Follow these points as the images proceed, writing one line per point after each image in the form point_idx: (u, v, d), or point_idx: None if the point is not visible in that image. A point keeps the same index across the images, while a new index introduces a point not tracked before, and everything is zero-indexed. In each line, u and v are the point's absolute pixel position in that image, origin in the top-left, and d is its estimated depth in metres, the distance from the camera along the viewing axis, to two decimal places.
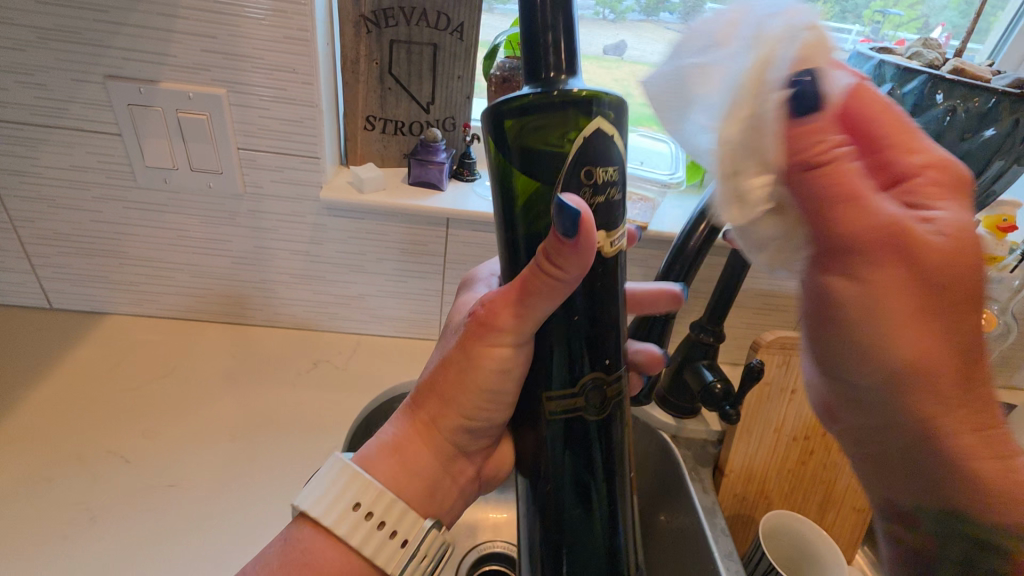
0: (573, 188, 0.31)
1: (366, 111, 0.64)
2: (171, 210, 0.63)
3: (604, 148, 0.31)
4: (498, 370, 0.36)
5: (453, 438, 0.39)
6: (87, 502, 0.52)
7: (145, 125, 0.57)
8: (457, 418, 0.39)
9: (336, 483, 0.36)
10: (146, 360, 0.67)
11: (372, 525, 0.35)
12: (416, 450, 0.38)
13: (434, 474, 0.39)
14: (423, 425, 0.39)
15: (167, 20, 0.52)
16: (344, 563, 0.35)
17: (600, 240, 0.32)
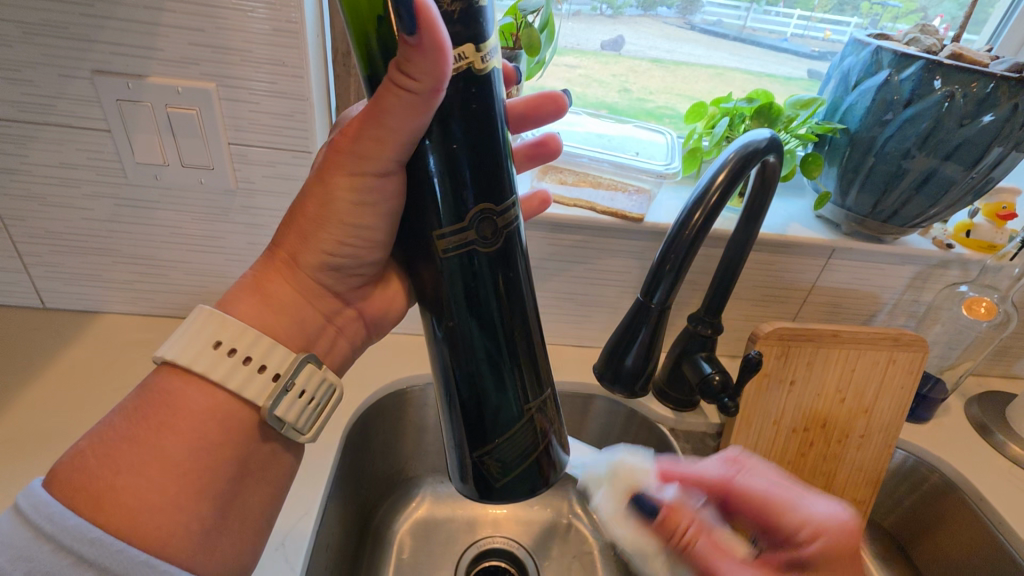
0: None
1: (358, 105, 0.63)
2: (162, 207, 0.62)
3: None
4: (359, 201, 0.38)
5: (318, 275, 0.42)
6: None
7: (134, 120, 0.56)
8: (313, 252, 0.41)
9: (193, 328, 0.36)
10: (140, 359, 0.67)
11: (240, 363, 0.37)
12: (281, 285, 0.41)
13: (305, 311, 0.42)
14: (291, 261, 0.41)
15: (153, 13, 0.51)
16: (215, 398, 0.36)
17: (466, 54, 0.30)
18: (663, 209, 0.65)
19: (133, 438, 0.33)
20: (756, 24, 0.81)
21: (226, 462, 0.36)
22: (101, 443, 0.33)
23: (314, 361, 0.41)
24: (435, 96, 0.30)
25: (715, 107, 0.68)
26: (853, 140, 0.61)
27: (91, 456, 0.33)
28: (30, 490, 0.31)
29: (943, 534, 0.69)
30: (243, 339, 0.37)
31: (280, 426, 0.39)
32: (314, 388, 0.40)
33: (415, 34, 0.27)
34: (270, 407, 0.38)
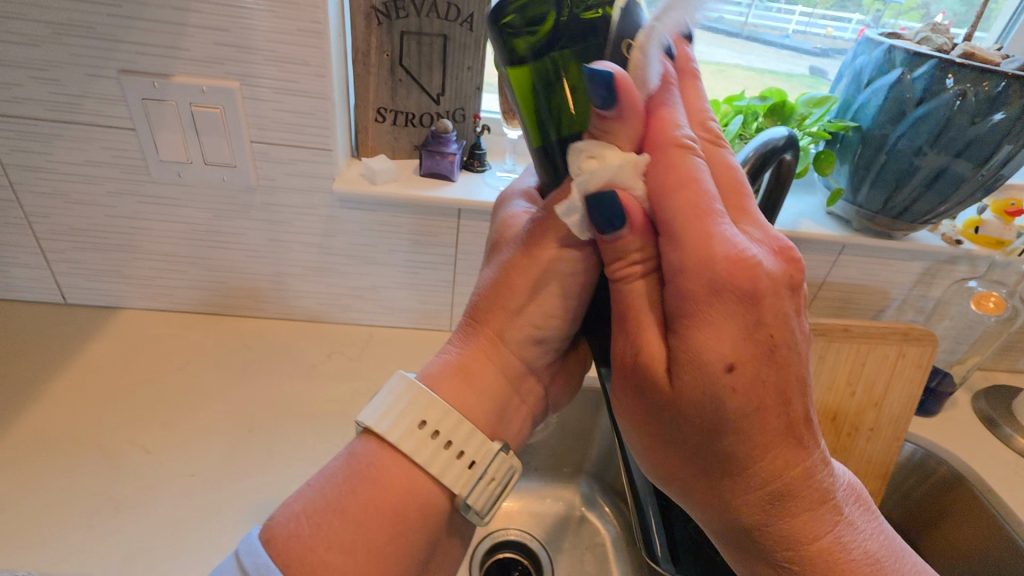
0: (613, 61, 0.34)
1: (376, 103, 0.64)
2: (184, 204, 0.63)
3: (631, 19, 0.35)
4: (570, 265, 0.40)
5: (520, 351, 0.42)
6: (111, 493, 0.53)
7: (158, 119, 0.57)
8: (519, 325, 0.42)
9: (397, 400, 0.37)
10: (162, 353, 0.68)
11: (439, 445, 0.37)
12: (490, 363, 0.41)
13: (509, 394, 0.42)
14: (493, 337, 0.42)
15: (179, 14, 0.52)
16: (413, 477, 0.36)
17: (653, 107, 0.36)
18: None
19: (343, 513, 0.35)
20: (758, 20, 0.79)
21: (419, 541, 0.36)
22: (313, 512, 0.35)
23: (507, 446, 0.40)
24: (633, 157, 0.35)
25: (728, 105, 0.69)
26: (865, 137, 0.61)
27: (302, 522, 0.34)
28: (250, 548, 0.33)
29: (951, 526, 0.71)
30: (446, 420, 0.37)
31: (468, 512, 0.38)
32: (501, 475, 0.39)
33: (613, 108, 0.33)
34: (464, 495, 0.37)
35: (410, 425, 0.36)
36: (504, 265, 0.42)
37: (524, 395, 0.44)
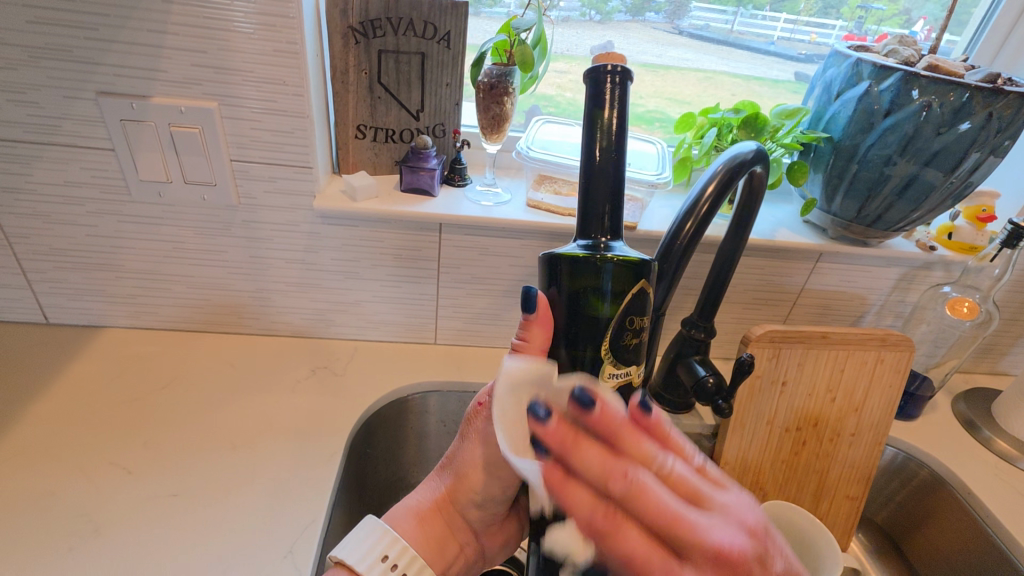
0: (618, 333, 0.39)
1: (356, 120, 0.65)
2: (165, 222, 0.64)
3: (641, 306, 0.40)
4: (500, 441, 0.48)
5: (466, 511, 0.51)
6: (91, 514, 0.53)
7: (138, 139, 0.57)
8: (464, 493, 0.50)
9: (368, 536, 0.45)
10: (144, 372, 0.68)
11: None
12: (436, 522, 0.50)
13: (448, 538, 0.50)
14: (444, 499, 0.50)
15: (156, 36, 0.52)
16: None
17: (630, 374, 0.42)
18: (655, 218, 0.68)
19: None
20: (743, 28, 0.84)
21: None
22: None
23: None
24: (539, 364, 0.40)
25: (703, 117, 0.70)
26: (837, 148, 0.63)
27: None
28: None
29: (932, 529, 0.71)
30: (404, 556, 0.45)
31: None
32: None
33: (533, 312, 0.39)
34: None
35: (375, 560, 0.44)
36: (462, 455, 0.50)
37: (463, 545, 0.51)
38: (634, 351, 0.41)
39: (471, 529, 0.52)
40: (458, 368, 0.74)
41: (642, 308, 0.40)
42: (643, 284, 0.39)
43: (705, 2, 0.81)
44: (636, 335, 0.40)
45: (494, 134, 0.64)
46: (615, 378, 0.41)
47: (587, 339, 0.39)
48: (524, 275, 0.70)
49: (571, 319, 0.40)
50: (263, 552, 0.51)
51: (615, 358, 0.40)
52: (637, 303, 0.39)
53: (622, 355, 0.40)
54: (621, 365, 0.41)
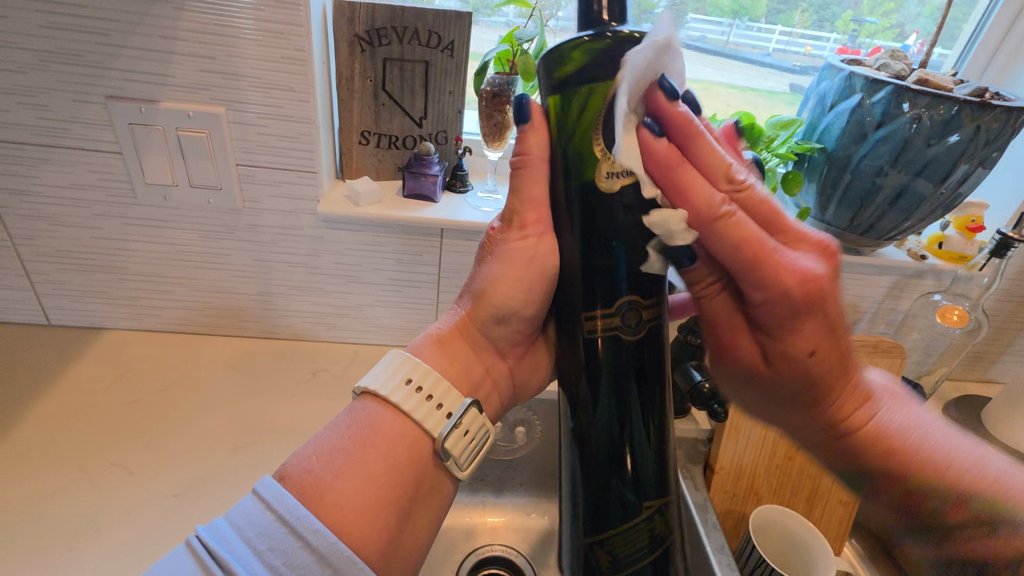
0: (619, 122, 0.36)
1: (360, 126, 0.66)
2: (170, 225, 0.64)
3: (652, 91, 0.36)
4: (529, 250, 0.43)
5: (489, 332, 0.46)
6: (93, 514, 0.53)
7: (146, 143, 0.58)
8: (487, 309, 0.45)
9: (390, 365, 0.41)
10: (146, 372, 0.68)
11: (424, 399, 0.40)
12: (459, 342, 0.46)
13: (472, 359, 0.46)
14: (466, 319, 0.46)
15: (167, 42, 0.53)
16: (405, 431, 0.39)
17: (640, 175, 0.37)
18: None
19: (344, 451, 0.37)
20: (739, 40, 0.85)
21: (410, 486, 0.39)
22: (322, 454, 0.37)
23: (479, 405, 0.43)
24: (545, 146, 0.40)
25: None
26: (830, 158, 0.64)
27: (313, 462, 0.37)
28: (265, 482, 0.36)
29: None
30: (429, 378, 0.41)
31: (447, 459, 0.40)
32: (476, 429, 0.42)
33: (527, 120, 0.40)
34: (442, 441, 0.40)
35: (399, 383, 0.40)
36: (482, 272, 0.46)
37: (489, 370, 0.48)
38: (653, 140, 0.36)
39: (495, 351, 0.48)
40: None
41: (652, 91, 0.36)
42: (641, 59, 0.35)
43: (702, 14, 0.82)
44: (645, 125, 0.36)
45: (496, 140, 0.65)
46: (619, 179, 0.37)
47: (579, 136, 0.37)
48: None
49: (568, 124, 0.38)
50: None
51: (618, 151, 0.36)
52: (639, 79, 0.35)
53: (624, 155, 0.36)
54: (622, 165, 0.36)
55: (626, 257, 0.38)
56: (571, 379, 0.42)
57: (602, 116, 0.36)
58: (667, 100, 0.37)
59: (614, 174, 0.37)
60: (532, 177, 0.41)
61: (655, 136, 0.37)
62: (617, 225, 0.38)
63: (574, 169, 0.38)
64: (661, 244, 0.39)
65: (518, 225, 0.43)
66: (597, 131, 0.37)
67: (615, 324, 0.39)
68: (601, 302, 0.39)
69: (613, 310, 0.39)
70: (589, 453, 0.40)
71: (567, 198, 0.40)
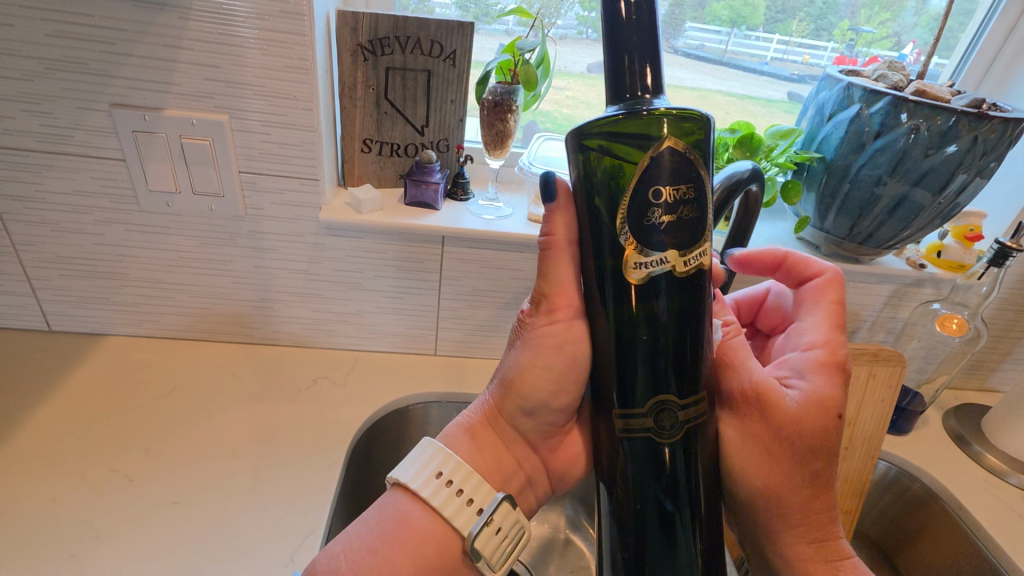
0: (642, 206, 0.34)
1: (362, 134, 0.66)
2: (172, 232, 0.65)
3: (681, 172, 0.34)
4: (558, 339, 0.43)
5: (517, 422, 0.46)
6: (93, 521, 0.53)
7: (149, 151, 0.59)
8: (514, 400, 0.45)
9: (421, 459, 0.43)
10: (146, 379, 0.68)
11: (454, 493, 0.42)
12: (487, 434, 0.46)
13: (499, 450, 0.46)
14: (494, 410, 0.47)
15: (171, 51, 0.54)
16: (434, 528, 0.41)
17: (669, 263, 0.35)
18: None
19: (373, 549, 0.39)
20: (737, 48, 0.86)
21: None
22: (351, 551, 0.39)
23: (510, 499, 0.43)
24: (563, 240, 0.40)
25: None
26: (829, 167, 0.65)
27: (344, 561, 0.39)
28: None
29: (922, 543, 0.73)
30: (458, 472, 0.42)
31: (477, 558, 0.40)
32: (507, 526, 0.42)
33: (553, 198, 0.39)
34: (472, 540, 0.40)
35: (430, 478, 0.41)
36: (510, 361, 0.46)
37: (520, 460, 0.48)
38: (687, 227, 0.34)
39: (527, 443, 0.48)
40: (458, 378, 0.75)
41: (677, 171, 0.34)
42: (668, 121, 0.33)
43: (699, 23, 0.83)
44: (676, 214, 0.34)
45: (498, 149, 0.65)
46: (647, 269, 0.35)
47: (601, 218, 0.36)
48: (525, 288, 0.72)
49: (589, 204, 0.36)
50: (266, 558, 0.52)
51: (644, 243, 0.34)
52: (669, 161, 0.34)
53: (649, 241, 0.34)
54: (652, 254, 0.35)
55: (665, 349, 0.36)
56: (609, 471, 0.40)
57: (630, 197, 0.34)
58: (700, 181, 0.35)
59: (645, 268, 0.35)
60: (558, 267, 0.42)
61: (688, 220, 0.34)
62: (651, 315, 0.36)
63: (602, 263, 0.37)
64: (698, 334, 0.37)
65: (543, 317, 0.43)
66: (625, 213, 0.35)
67: (648, 426, 0.37)
68: (632, 403, 0.37)
69: (647, 410, 0.37)
70: (624, 539, 0.39)
71: (597, 278, 0.38)
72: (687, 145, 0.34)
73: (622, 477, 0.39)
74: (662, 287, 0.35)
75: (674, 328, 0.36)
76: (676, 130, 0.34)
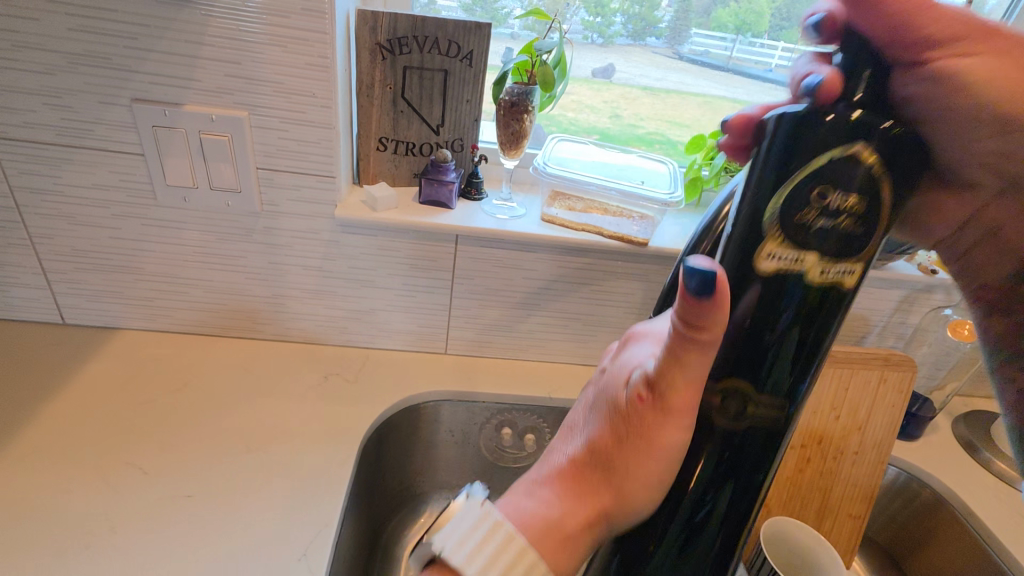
0: (799, 198, 0.30)
1: (379, 133, 0.67)
2: (187, 227, 0.65)
3: (864, 187, 0.29)
4: (670, 449, 0.34)
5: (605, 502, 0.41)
6: (108, 512, 0.53)
7: (168, 146, 0.59)
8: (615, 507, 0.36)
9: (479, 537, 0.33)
10: (159, 373, 0.69)
11: None
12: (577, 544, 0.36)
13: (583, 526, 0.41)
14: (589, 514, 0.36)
15: (193, 47, 0.54)
16: None
17: (811, 275, 0.31)
18: (667, 235, 0.70)
19: None
20: (742, 55, 0.86)
21: None
22: None
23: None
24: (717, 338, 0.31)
25: (713, 140, 0.73)
26: None
27: None
28: None
29: (931, 550, 0.72)
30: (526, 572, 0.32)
31: None
32: None
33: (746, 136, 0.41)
34: None
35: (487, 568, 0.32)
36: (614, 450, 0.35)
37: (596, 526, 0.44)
38: (845, 241, 0.30)
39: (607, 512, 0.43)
40: (468, 377, 0.75)
41: (851, 178, 0.29)
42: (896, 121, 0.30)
43: (705, 29, 0.83)
44: (836, 269, 0.31)
45: (512, 149, 0.66)
46: (777, 261, 0.31)
47: (768, 200, 0.30)
48: (537, 288, 0.72)
49: (755, 201, 0.31)
50: (279, 554, 0.52)
51: (800, 280, 0.31)
52: (861, 173, 0.29)
53: (791, 232, 0.30)
54: (787, 246, 0.30)
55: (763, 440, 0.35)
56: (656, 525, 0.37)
57: (807, 227, 0.30)
58: (879, 213, 0.30)
59: (782, 319, 0.32)
60: (694, 359, 0.31)
61: (856, 268, 0.31)
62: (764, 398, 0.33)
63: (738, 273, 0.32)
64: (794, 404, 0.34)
65: (667, 419, 0.34)
66: (779, 208, 0.30)
67: (710, 497, 0.36)
68: (712, 475, 0.35)
69: (715, 476, 0.35)
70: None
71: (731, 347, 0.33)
72: (881, 165, 0.29)
73: (647, 524, 0.37)
74: (787, 354, 0.32)
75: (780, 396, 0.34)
76: (874, 140, 0.29)
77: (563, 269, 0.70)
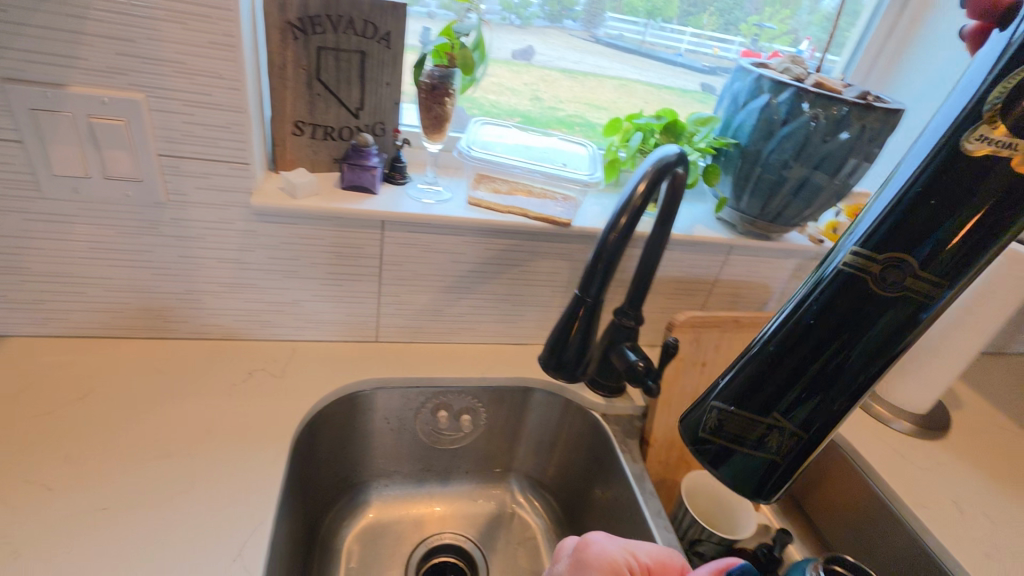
0: (926, 247, 0.44)
1: (294, 116, 0.64)
2: (80, 221, 0.59)
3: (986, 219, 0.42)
4: None
5: None
6: (9, 536, 0.49)
7: (51, 131, 0.53)
8: None
9: None
10: (58, 382, 0.63)
11: None
12: None
13: None
14: None
15: (74, 21, 0.49)
16: None
17: (913, 289, 0.45)
18: (589, 216, 0.73)
19: None
20: (654, 39, 0.90)
21: None
22: None
23: None
24: None
25: (628, 122, 0.77)
26: (743, 152, 0.71)
27: None
28: None
29: (825, 487, 0.82)
30: None
31: None
32: None
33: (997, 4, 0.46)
34: None
35: None
36: None
37: None
38: (957, 263, 0.44)
39: None
40: (401, 363, 0.75)
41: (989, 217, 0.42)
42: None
43: (619, 14, 0.87)
44: (914, 254, 0.44)
45: (435, 134, 0.65)
46: (901, 281, 0.45)
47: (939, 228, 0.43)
48: (466, 271, 0.73)
49: (895, 226, 0.45)
50: (211, 558, 0.50)
51: (900, 248, 0.45)
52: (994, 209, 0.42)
53: (937, 251, 0.44)
54: (932, 270, 0.44)
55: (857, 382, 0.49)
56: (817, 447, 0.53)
57: (907, 215, 0.45)
58: (990, 237, 0.43)
59: (891, 292, 0.46)
60: None
61: (961, 251, 0.43)
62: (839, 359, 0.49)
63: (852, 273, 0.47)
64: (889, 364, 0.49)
65: None
66: (907, 219, 0.45)
67: (789, 429, 0.53)
68: (778, 413, 0.53)
69: (771, 415, 0.53)
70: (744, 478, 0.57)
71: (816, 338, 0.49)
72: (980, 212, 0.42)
73: (745, 444, 0.55)
74: (886, 329, 0.47)
75: (879, 335, 0.47)
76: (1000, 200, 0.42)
77: (491, 251, 0.71)
